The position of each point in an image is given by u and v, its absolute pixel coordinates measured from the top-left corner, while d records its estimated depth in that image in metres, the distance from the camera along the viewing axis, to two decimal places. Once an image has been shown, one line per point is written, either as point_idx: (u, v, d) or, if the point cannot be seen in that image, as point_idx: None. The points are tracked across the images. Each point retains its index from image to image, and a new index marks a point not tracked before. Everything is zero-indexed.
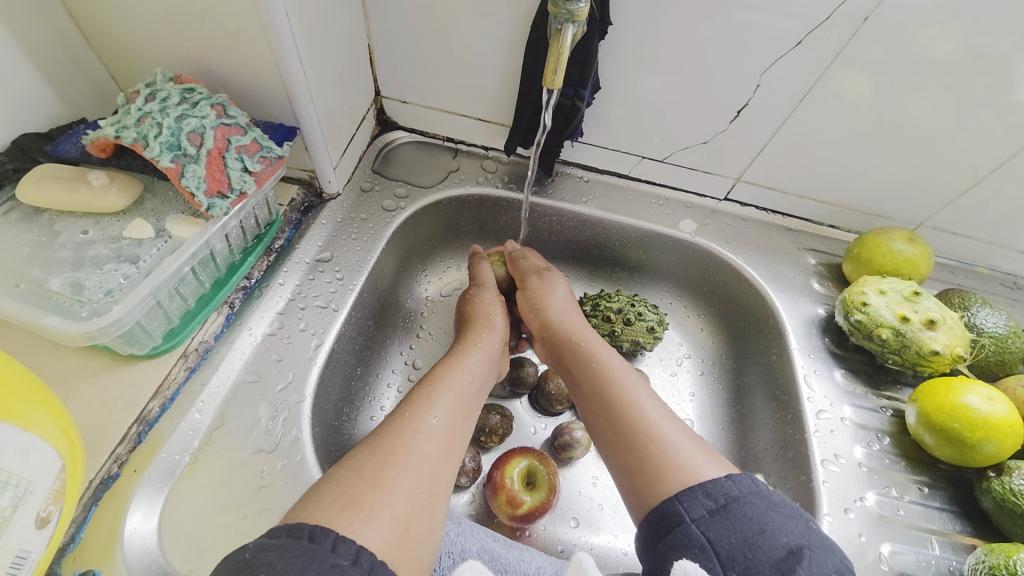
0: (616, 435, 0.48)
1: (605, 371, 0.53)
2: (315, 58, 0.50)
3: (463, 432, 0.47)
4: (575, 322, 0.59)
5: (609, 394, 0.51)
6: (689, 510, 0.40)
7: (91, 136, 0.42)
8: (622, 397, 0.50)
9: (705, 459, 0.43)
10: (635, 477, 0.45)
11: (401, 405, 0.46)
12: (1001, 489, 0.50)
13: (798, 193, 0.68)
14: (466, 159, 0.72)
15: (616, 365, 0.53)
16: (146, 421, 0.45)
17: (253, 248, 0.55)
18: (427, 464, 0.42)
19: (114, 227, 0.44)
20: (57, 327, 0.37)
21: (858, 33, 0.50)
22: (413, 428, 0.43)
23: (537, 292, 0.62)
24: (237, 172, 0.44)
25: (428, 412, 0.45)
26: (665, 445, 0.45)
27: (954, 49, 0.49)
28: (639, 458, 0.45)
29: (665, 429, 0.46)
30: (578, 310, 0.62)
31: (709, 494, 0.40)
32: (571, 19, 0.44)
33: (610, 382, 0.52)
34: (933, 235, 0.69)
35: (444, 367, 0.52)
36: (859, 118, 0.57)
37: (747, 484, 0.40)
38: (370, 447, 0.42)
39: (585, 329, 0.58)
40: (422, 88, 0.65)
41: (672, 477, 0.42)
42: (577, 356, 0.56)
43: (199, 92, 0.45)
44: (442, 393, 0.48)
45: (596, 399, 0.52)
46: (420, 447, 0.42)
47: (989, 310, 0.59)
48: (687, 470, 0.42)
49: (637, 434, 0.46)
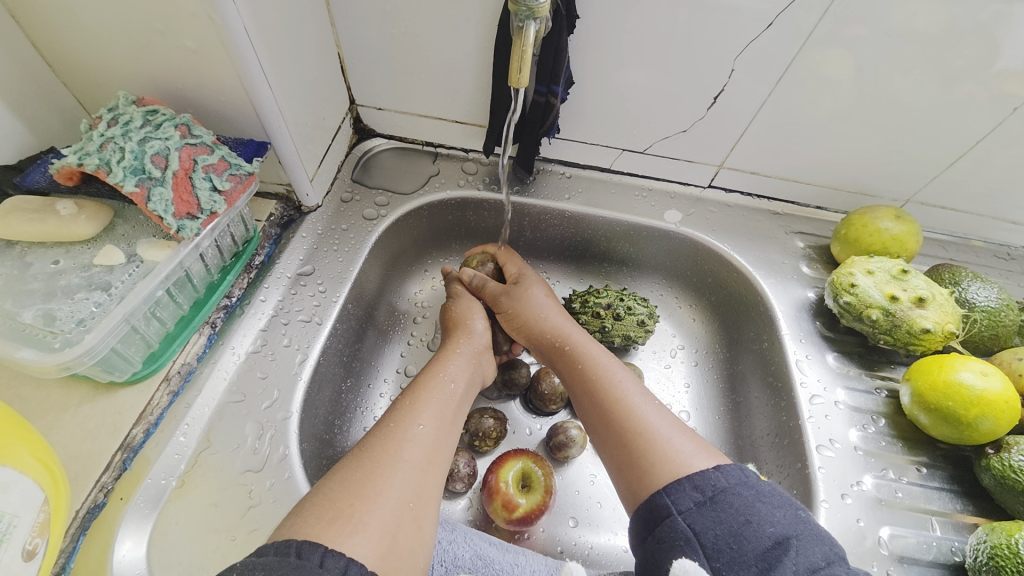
0: (607, 429, 0.47)
1: (591, 368, 0.53)
2: (282, 71, 0.50)
3: (449, 441, 0.47)
4: (558, 320, 0.58)
5: (598, 390, 0.50)
6: (675, 501, 0.39)
7: (55, 165, 0.41)
8: (612, 391, 0.49)
9: (694, 451, 0.43)
10: (626, 472, 0.44)
11: (388, 415, 0.46)
12: (1000, 467, 0.49)
13: (782, 176, 0.68)
14: (446, 162, 0.71)
15: (606, 360, 0.53)
16: (130, 447, 0.44)
17: (232, 266, 0.54)
18: (414, 472, 0.41)
19: (85, 255, 0.43)
20: (30, 360, 0.37)
21: (831, 10, 0.49)
22: (400, 437, 0.43)
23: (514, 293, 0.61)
24: (205, 193, 0.44)
25: (415, 420, 0.45)
26: (652, 439, 0.44)
27: (934, 21, 0.48)
28: (631, 452, 0.44)
29: (654, 422, 0.45)
30: (560, 308, 0.61)
31: (695, 484, 0.39)
32: (531, 15, 0.43)
33: (596, 380, 0.51)
34: (922, 210, 0.69)
35: (428, 375, 0.51)
36: (840, 96, 0.56)
37: (737, 473, 0.40)
38: (357, 458, 0.41)
39: (573, 326, 0.58)
40: (396, 94, 0.65)
41: (659, 471, 0.42)
42: (564, 357, 0.55)
43: (162, 113, 0.45)
44: (427, 401, 0.47)
45: (588, 398, 0.51)
46: (407, 456, 0.42)
47: (980, 284, 0.58)
48: (675, 463, 0.41)
49: (626, 427, 0.46)
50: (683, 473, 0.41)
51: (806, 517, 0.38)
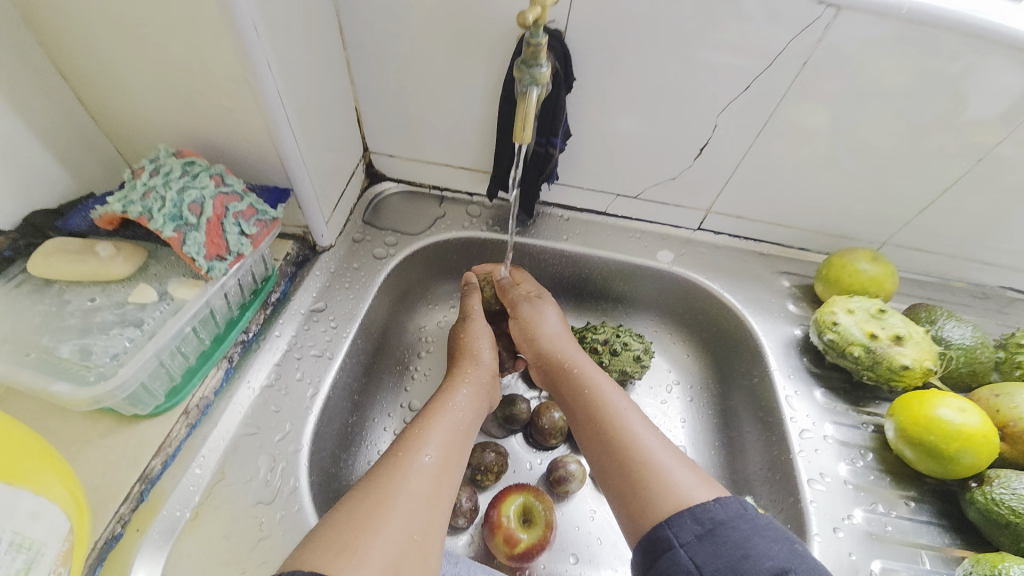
0: (609, 460, 0.50)
1: (597, 396, 0.55)
2: (306, 126, 0.55)
3: (455, 471, 0.48)
4: (565, 347, 0.61)
5: (603, 418, 0.52)
6: (675, 533, 0.41)
7: (99, 210, 0.45)
8: (614, 421, 0.52)
9: (696, 483, 0.45)
10: (629, 502, 0.46)
11: (395, 444, 0.48)
12: (984, 500, 0.51)
13: (765, 220, 0.73)
14: (451, 205, 0.76)
15: (608, 389, 0.56)
16: (148, 479, 0.45)
17: (251, 303, 0.57)
18: (420, 504, 0.43)
19: (120, 293, 0.46)
20: (66, 394, 0.39)
21: (799, 76, 0.55)
22: (406, 468, 0.45)
23: (529, 319, 0.64)
24: (235, 236, 0.47)
25: (422, 449, 0.47)
26: (656, 470, 0.46)
27: (906, 74, 0.54)
28: (633, 483, 0.46)
29: (656, 453, 0.48)
30: (569, 335, 0.64)
31: (694, 517, 0.41)
32: (535, 82, 0.49)
33: (601, 408, 0.53)
34: (897, 252, 0.74)
35: (435, 405, 0.54)
36: (817, 147, 0.62)
37: (735, 505, 0.42)
38: (364, 489, 0.43)
39: (576, 353, 0.60)
40: (408, 143, 0.71)
41: (661, 503, 0.44)
42: (568, 382, 0.58)
43: (199, 164, 0.49)
44: (434, 431, 0.50)
45: (592, 426, 0.53)
46: (412, 487, 0.44)
47: (955, 322, 0.61)
48: (677, 495, 0.44)
49: (627, 458, 0.48)
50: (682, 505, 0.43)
51: (801, 548, 0.40)
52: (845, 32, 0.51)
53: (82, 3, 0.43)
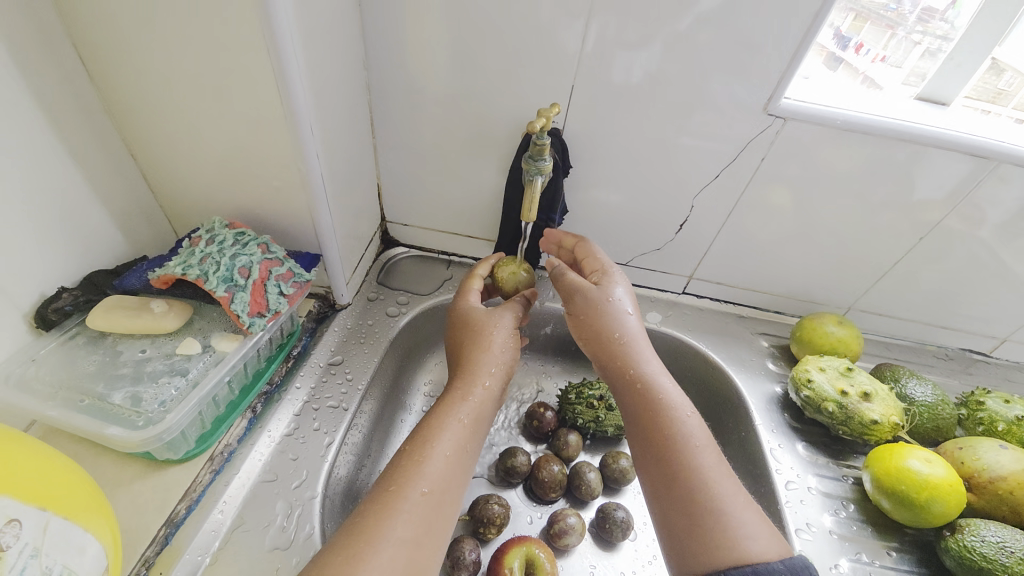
0: (672, 491, 0.49)
1: (667, 419, 0.52)
2: (340, 200, 0.63)
3: (448, 503, 0.45)
4: (636, 350, 0.57)
5: (673, 447, 0.50)
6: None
7: (158, 272, 0.51)
8: (681, 450, 0.50)
9: (764, 536, 0.45)
10: (687, 539, 0.46)
11: (388, 477, 0.45)
12: (958, 547, 0.55)
13: (742, 286, 0.81)
14: (458, 268, 0.84)
15: (674, 407, 0.53)
16: (173, 522, 0.48)
17: (276, 356, 0.63)
18: (406, 550, 0.41)
19: (167, 345, 0.51)
20: (118, 436, 0.43)
21: (758, 168, 0.66)
22: (395, 507, 0.43)
23: (589, 310, 0.59)
24: (274, 296, 0.54)
25: (416, 483, 0.44)
26: (723, 518, 0.46)
27: (859, 161, 0.64)
28: (696, 524, 0.46)
29: (726, 500, 0.47)
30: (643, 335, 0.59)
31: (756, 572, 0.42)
32: (539, 172, 0.58)
33: (671, 435, 0.51)
34: (862, 316, 0.82)
35: (436, 421, 0.50)
36: (784, 222, 0.71)
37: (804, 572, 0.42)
38: (347, 533, 0.41)
39: (640, 359, 0.56)
40: (422, 214, 0.80)
41: (725, 553, 0.44)
42: (635, 395, 0.54)
43: (248, 233, 0.56)
44: (434, 458, 0.47)
45: (658, 449, 0.51)
46: (397, 530, 0.41)
47: (916, 380, 0.68)
48: (743, 550, 0.44)
49: (697, 498, 0.47)
50: (742, 560, 0.43)
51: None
52: (792, 136, 0.63)
53: (169, 105, 0.52)
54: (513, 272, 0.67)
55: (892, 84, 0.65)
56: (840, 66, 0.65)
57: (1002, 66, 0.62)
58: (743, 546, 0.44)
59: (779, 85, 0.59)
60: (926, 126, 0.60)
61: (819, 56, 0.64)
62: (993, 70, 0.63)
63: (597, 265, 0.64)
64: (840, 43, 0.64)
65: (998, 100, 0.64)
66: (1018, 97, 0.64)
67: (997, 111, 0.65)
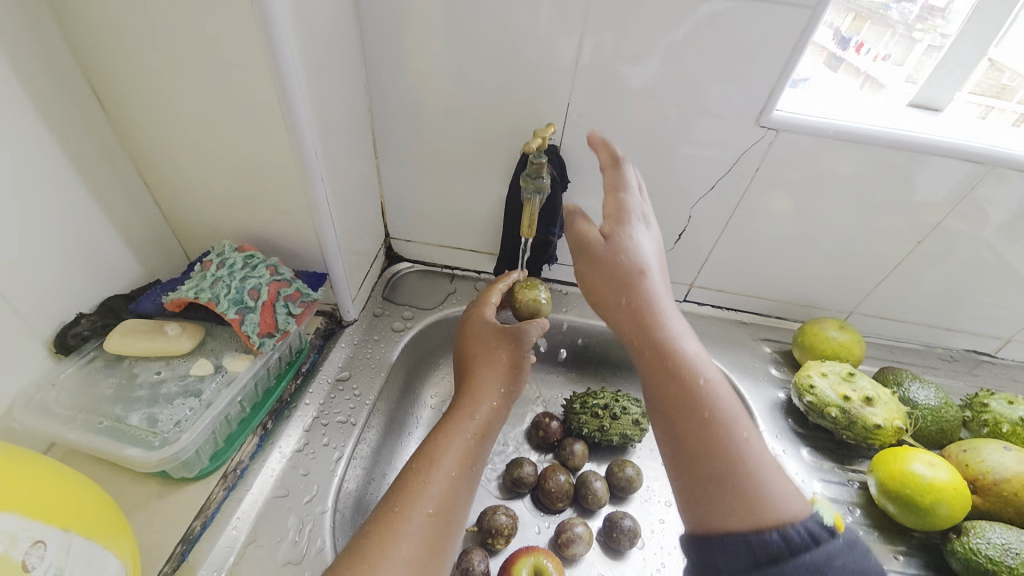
0: (691, 449, 0.44)
1: (690, 372, 0.46)
2: (345, 220, 0.65)
3: (453, 523, 0.46)
4: (656, 299, 0.50)
5: (695, 402, 0.45)
6: (789, 545, 0.38)
7: (171, 296, 0.53)
8: (704, 409, 0.44)
9: (789, 500, 0.41)
10: (702, 498, 0.42)
11: (392, 495, 0.46)
12: (963, 549, 0.55)
13: (743, 293, 0.82)
14: (461, 282, 0.85)
15: (696, 363, 0.47)
16: (189, 539, 0.50)
17: (285, 373, 0.64)
18: (409, 569, 0.41)
19: (182, 366, 0.53)
20: (137, 456, 0.45)
21: (753, 178, 0.68)
22: (398, 528, 0.43)
23: (605, 255, 0.53)
24: (283, 316, 0.55)
25: (419, 504, 0.45)
26: (746, 482, 0.41)
27: (855, 167, 0.65)
28: (715, 485, 0.42)
29: (750, 461, 0.42)
30: (663, 279, 0.53)
31: (813, 537, 0.38)
32: (537, 189, 0.60)
33: (694, 390, 0.45)
34: (864, 319, 0.82)
35: (440, 438, 0.51)
36: (783, 228, 0.72)
37: (859, 548, 0.39)
38: (351, 554, 0.41)
39: (659, 311, 0.50)
40: (425, 231, 0.81)
41: (740, 518, 0.40)
42: (658, 348, 0.48)
43: (257, 256, 0.58)
44: (437, 479, 0.47)
45: (681, 404, 0.45)
46: (401, 551, 0.42)
47: (919, 384, 0.68)
48: (764, 514, 0.40)
49: (719, 456, 0.42)
50: (764, 523, 0.39)
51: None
52: (785, 145, 0.64)
53: (180, 135, 0.54)
54: (534, 297, 0.67)
55: (894, 83, 0.67)
56: (841, 66, 0.65)
57: (1001, 64, 0.63)
58: (772, 512, 0.40)
59: (770, 97, 0.60)
60: (918, 132, 0.61)
61: (821, 57, 0.64)
62: (993, 68, 0.63)
63: (615, 206, 0.55)
64: (841, 44, 0.64)
65: (1002, 95, 0.65)
66: (1022, 92, 0.65)
67: (1001, 106, 0.66)
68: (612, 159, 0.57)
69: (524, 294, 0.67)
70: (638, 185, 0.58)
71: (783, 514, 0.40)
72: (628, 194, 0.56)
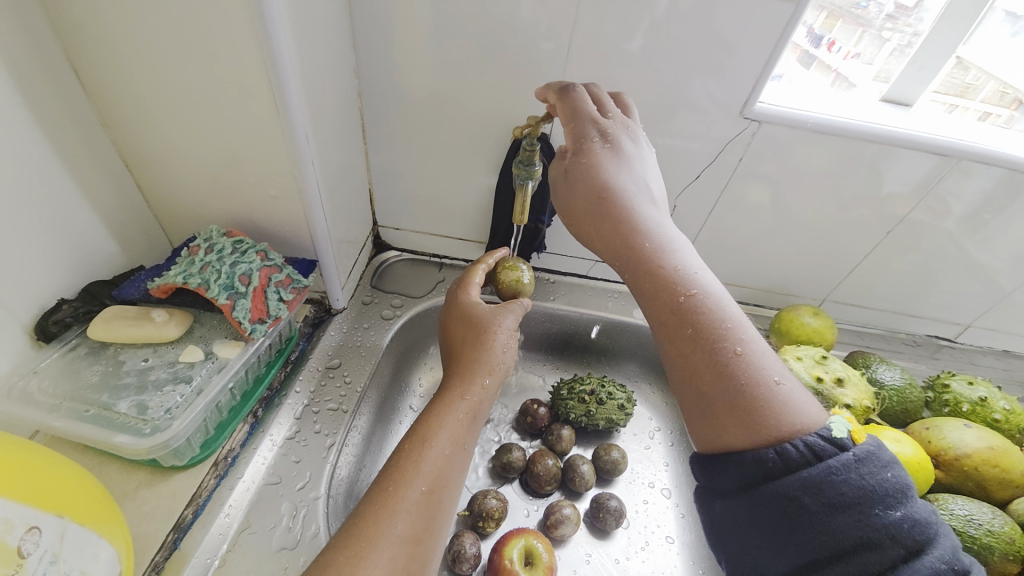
0: (688, 371, 0.43)
1: (675, 293, 0.45)
2: (335, 207, 0.65)
3: (449, 498, 0.47)
4: (633, 221, 0.49)
5: (683, 323, 0.44)
6: (785, 460, 0.38)
7: (157, 282, 0.52)
8: (693, 328, 0.44)
9: (789, 406, 0.40)
10: (706, 419, 0.42)
11: (386, 476, 0.46)
12: None
13: (723, 281, 0.85)
14: (450, 270, 0.85)
15: (678, 282, 0.46)
16: (180, 527, 0.50)
17: (275, 361, 0.64)
18: (405, 546, 0.42)
19: (170, 353, 0.52)
20: (127, 444, 0.44)
21: (736, 170, 0.70)
22: (392, 508, 0.44)
23: (576, 182, 0.51)
24: (275, 302, 0.55)
25: (413, 483, 0.45)
26: (743, 395, 0.41)
27: (832, 160, 0.68)
28: (714, 405, 0.42)
29: (745, 372, 0.42)
30: (639, 189, 0.51)
31: (813, 452, 0.38)
32: (529, 176, 0.60)
33: (682, 309, 0.45)
34: (837, 307, 0.86)
35: (433, 416, 0.51)
36: (762, 219, 0.75)
37: (871, 461, 0.38)
38: (346, 534, 0.42)
39: (639, 231, 0.49)
40: (414, 219, 0.81)
41: (741, 436, 0.40)
42: (644, 276, 0.47)
43: (246, 241, 0.57)
44: (430, 457, 0.47)
45: (672, 330, 0.45)
46: (396, 530, 0.42)
47: (885, 366, 0.73)
48: (765, 424, 0.39)
49: (714, 375, 0.42)
50: (764, 438, 0.39)
51: (921, 516, 0.37)
52: (766, 138, 0.66)
53: (165, 116, 0.53)
54: (517, 278, 0.68)
55: (863, 80, 0.70)
56: (813, 63, 0.69)
57: (967, 62, 0.67)
58: (771, 424, 0.39)
59: (755, 90, 0.62)
60: (890, 127, 0.64)
61: (794, 54, 0.67)
62: (960, 66, 0.67)
63: (573, 135, 0.52)
64: (813, 41, 0.67)
65: (966, 93, 0.69)
66: (984, 90, 0.69)
67: (966, 104, 0.70)
68: (560, 92, 0.54)
69: (507, 276, 0.68)
70: (600, 95, 0.55)
71: (784, 428, 0.39)
72: (583, 115, 0.52)
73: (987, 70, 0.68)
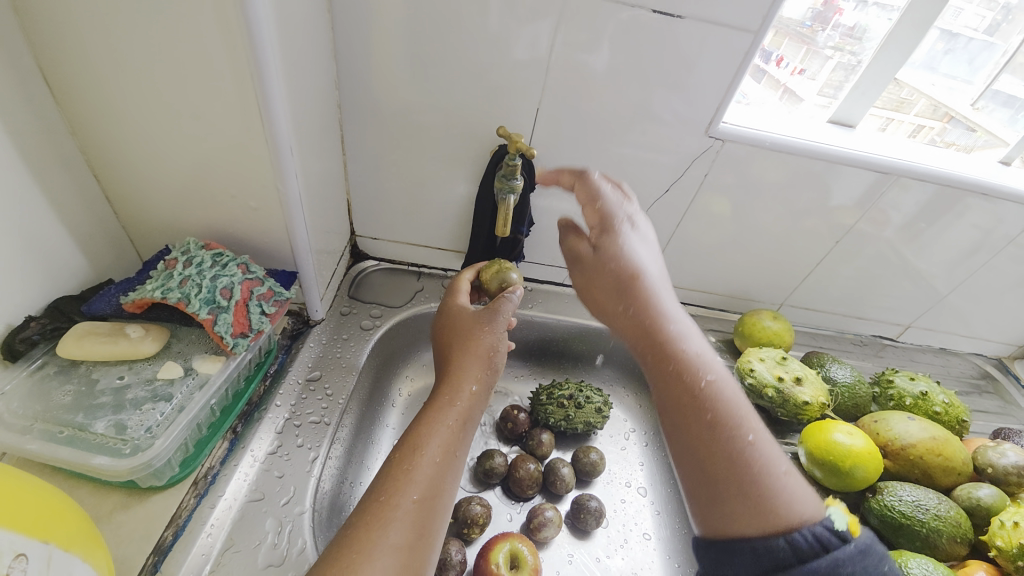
0: (700, 450, 0.46)
1: (691, 377, 0.49)
2: (315, 218, 0.65)
3: (442, 506, 0.48)
4: (656, 307, 0.54)
5: (697, 406, 0.47)
6: (795, 549, 0.39)
7: (132, 297, 0.51)
8: (707, 412, 0.47)
9: (795, 497, 0.42)
10: (714, 497, 0.44)
11: (378, 486, 0.47)
12: (879, 506, 0.65)
13: (690, 287, 0.90)
14: (429, 279, 0.86)
15: (698, 366, 0.50)
16: (161, 549, 0.48)
17: (254, 375, 0.63)
18: (400, 554, 0.43)
19: (147, 370, 0.51)
20: (106, 465, 0.43)
21: (702, 184, 0.75)
22: (385, 518, 0.44)
23: (601, 266, 0.59)
24: (257, 316, 0.55)
25: (404, 492, 0.46)
26: (756, 481, 0.43)
27: (787, 175, 0.73)
28: (726, 488, 0.43)
29: (757, 460, 0.44)
30: (660, 282, 0.57)
31: (822, 543, 0.39)
32: (511, 190, 0.64)
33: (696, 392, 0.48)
34: (793, 310, 0.93)
35: (422, 425, 0.52)
36: (726, 228, 0.80)
37: (872, 555, 0.40)
38: (340, 544, 0.43)
39: (660, 317, 0.53)
40: (393, 229, 0.82)
41: (750, 519, 0.42)
42: (663, 357, 0.51)
43: (226, 254, 0.56)
44: (422, 467, 0.48)
45: (684, 408, 0.48)
46: (390, 538, 0.43)
47: (838, 364, 0.79)
48: (772, 511, 0.41)
49: (724, 456, 0.44)
50: (773, 528, 0.41)
51: None
52: (729, 155, 0.71)
53: (141, 129, 0.52)
54: (501, 275, 0.70)
55: (809, 95, 0.76)
56: (764, 77, 0.74)
57: (902, 80, 0.74)
58: (779, 517, 0.41)
59: (718, 111, 0.67)
60: (838, 147, 0.71)
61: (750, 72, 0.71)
62: (896, 84, 0.74)
63: (598, 216, 0.62)
64: (764, 57, 0.72)
65: (901, 107, 0.76)
66: (916, 106, 0.77)
67: (902, 117, 0.77)
68: (576, 175, 0.65)
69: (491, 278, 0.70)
70: (620, 196, 0.63)
71: (790, 519, 0.41)
72: (608, 203, 0.62)
73: (919, 88, 0.76)
